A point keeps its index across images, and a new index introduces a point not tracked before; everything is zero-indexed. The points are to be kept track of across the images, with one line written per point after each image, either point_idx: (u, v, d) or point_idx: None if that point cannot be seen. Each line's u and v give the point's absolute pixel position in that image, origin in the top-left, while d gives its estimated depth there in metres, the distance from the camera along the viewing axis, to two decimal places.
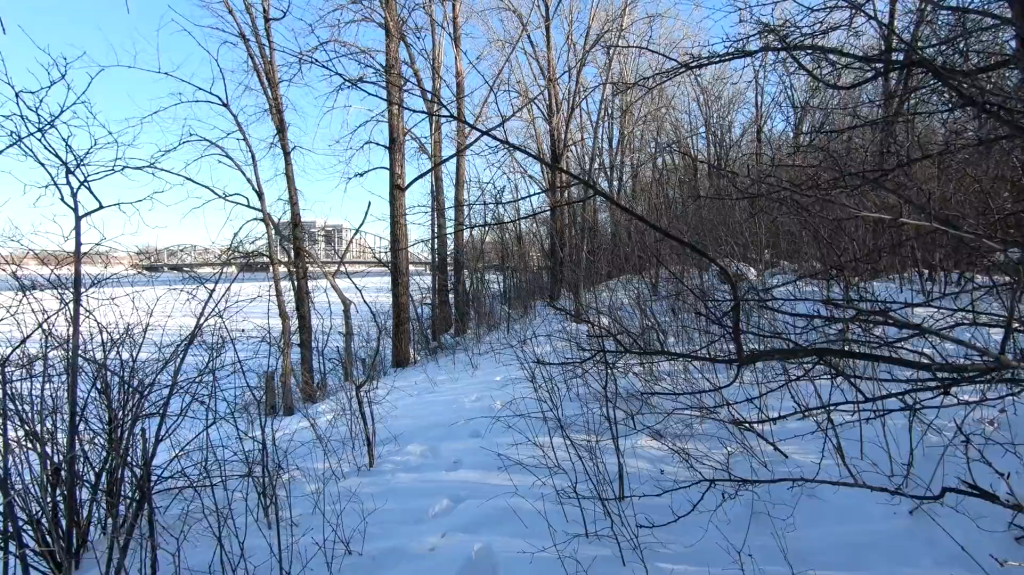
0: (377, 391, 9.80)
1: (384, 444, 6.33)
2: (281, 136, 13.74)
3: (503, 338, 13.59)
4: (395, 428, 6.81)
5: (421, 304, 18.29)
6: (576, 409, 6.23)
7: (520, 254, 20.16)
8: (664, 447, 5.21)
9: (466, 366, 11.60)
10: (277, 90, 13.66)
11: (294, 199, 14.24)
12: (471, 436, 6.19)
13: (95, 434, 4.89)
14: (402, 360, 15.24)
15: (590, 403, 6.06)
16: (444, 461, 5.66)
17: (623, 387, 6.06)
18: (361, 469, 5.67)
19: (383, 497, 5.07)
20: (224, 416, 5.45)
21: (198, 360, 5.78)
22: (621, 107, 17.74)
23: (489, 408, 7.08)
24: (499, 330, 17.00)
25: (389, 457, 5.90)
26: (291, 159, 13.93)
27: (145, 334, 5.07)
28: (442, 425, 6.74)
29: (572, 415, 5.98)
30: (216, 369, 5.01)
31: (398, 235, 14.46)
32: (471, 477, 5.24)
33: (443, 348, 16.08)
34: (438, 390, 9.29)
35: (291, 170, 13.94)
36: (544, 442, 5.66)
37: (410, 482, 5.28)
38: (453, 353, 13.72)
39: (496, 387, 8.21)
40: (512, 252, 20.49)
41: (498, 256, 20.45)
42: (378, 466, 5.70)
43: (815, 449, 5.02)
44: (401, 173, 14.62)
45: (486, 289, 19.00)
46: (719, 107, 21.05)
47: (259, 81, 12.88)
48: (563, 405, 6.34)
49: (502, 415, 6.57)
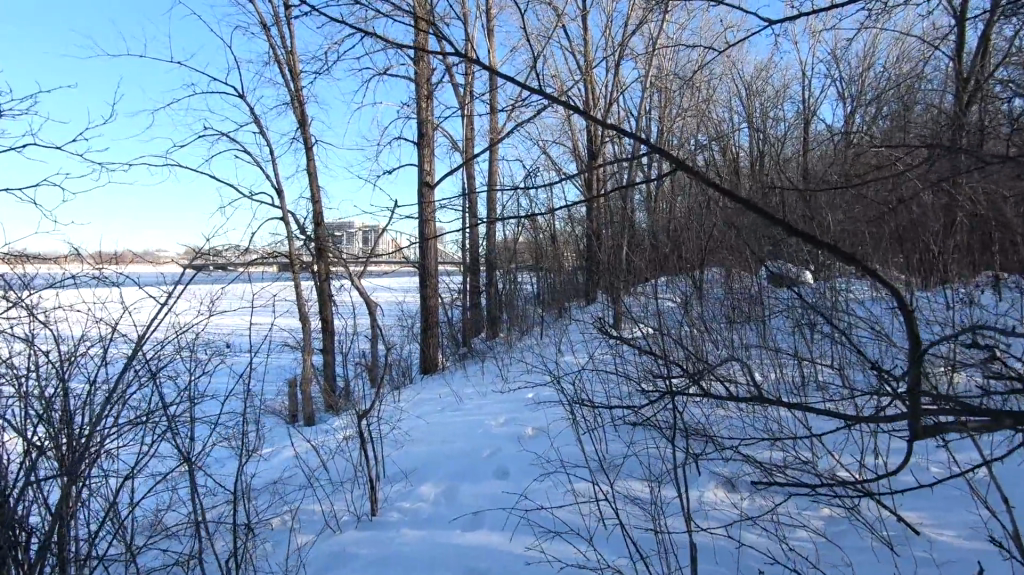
0: (397, 407, 8.90)
1: (394, 481, 5.42)
2: (303, 130, 13.05)
3: (536, 346, 12.50)
4: (409, 460, 5.89)
5: (451, 307, 17.36)
6: (621, 447, 5.16)
7: (556, 254, 18.99)
8: (758, 533, 4.10)
9: (496, 378, 10.61)
10: (299, 81, 12.98)
11: (316, 196, 13.52)
12: (496, 477, 5.24)
13: (44, 478, 4.15)
14: (430, 367, 14.33)
15: (639, 443, 4.98)
16: (461, 511, 4.73)
17: (681, 427, 4.95)
18: (362, 519, 4.76)
19: (385, 565, 4.14)
20: (199, 455, 4.62)
21: (177, 382, 4.96)
22: (662, 99, 16.47)
23: (521, 437, 6.09)
24: (533, 335, 15.90)
25: (395, 502, 5.00)
26: (312, 155, 13.22)
27: (87, 357, 4.19)
28: (463, 458, 5.76)
29: (617, 457, 4.92)
30: (169, 405, 4.15)
31: (426, 234, 13.59)
32: (491, 542, 4.26)
33: (473, 353, 15.07)
34: (464, 407, 8.31)
35: (314, 166, 13.26)
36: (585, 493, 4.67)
37: (414, 543, 4.36)
38: (481, 362, 12.71)
39: (527, 409, 7.22)
40: (547, 251, 19.35)
41: (531, 256, 19.35)
42: (381, 516, 4.79)
43: (976, 552, 3.80)
44: (430, 170, 13.73)
45: (519, 291, 17.92)
46: (769, 99, 19.45)
47: (281, 71, 12.25)
48: (605, 441, 5.30)
49: (534, 449, 5.61)
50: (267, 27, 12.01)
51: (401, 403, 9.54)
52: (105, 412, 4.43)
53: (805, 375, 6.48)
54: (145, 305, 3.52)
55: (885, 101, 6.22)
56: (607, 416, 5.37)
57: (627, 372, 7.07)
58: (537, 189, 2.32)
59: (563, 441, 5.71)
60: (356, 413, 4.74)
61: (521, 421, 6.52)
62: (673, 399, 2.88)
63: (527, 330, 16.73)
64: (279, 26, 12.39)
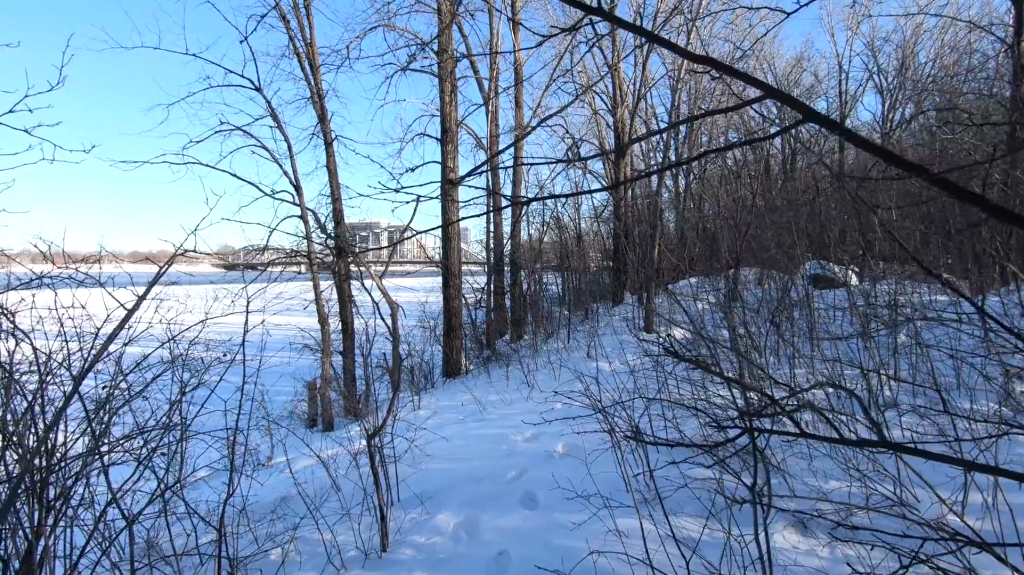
0: (417, 415, 8.41)
1: (409, 507, 4.95)
2: (324, 126, 12.66)
3: (563, 351, 11.88)
4: (427, 481, 5.41)
5: (475, 308, 16.74)
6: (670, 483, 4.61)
7: (582, 254, 18.26)
8: None
9: (521, 384, 9.97)
10: (319, 75, 12.57)
11: (336, 193, 13.12)
12: (523, 508, 4.76)
13: (18, 506, 3.79)
14: (453, 370, 13.72)
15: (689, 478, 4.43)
16: (482, 550, 4.25)
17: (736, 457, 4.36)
18: (370, 554, 4.31)
19: None
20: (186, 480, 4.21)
21: (171, 396, 4.54)
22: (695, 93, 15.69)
23: (551, 459, 5.57)
24: (559, 338, 15.15)
25: (408, 535, 4.52)
26: (332, 151, 12.83)
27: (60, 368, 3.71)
28: (485, 482, 5.25)
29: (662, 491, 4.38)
30: (152, 429, 3.76)
31: (449, 234, 13.15)
32: None
33: (498, 356, 14.51)
34: (488, 416, 7.79)
35: (334, 164, 12.88)
36: (628, 535, 4.14)
37: None
38: (506, 367, 12.14)
39: (557, 423, 6.64)
40: (574, 251, 18.63)
41: (557, 256, 18.66)
42: (392, 551, 4.33)
43: None
44: (453, 167, 13.14)
45: (545, 292, 17.26)
46: (807, 91, 18.45)
47: (299, 64, 11.81)
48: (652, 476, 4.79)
49: (567, 476, 5.10)
50: (287, 19, 11.65)
51: (422, 412, 9.02)
52: (86, 433, 4.05)
53: (873, 391, 5.77)
54: (126, 309, 3.18)
55: (962, 88, 5.47)
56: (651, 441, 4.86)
57: (669, 385, 6.46)
58: (570, 181, 1.85)
59: (601, 467, 5.18)
60: (365, 438, 4.27)
61: (552, 438, 5.99)
62: (740, 440, 2.40)
63: (554, 332, 15.98)
64: (299, 18, 12.01)
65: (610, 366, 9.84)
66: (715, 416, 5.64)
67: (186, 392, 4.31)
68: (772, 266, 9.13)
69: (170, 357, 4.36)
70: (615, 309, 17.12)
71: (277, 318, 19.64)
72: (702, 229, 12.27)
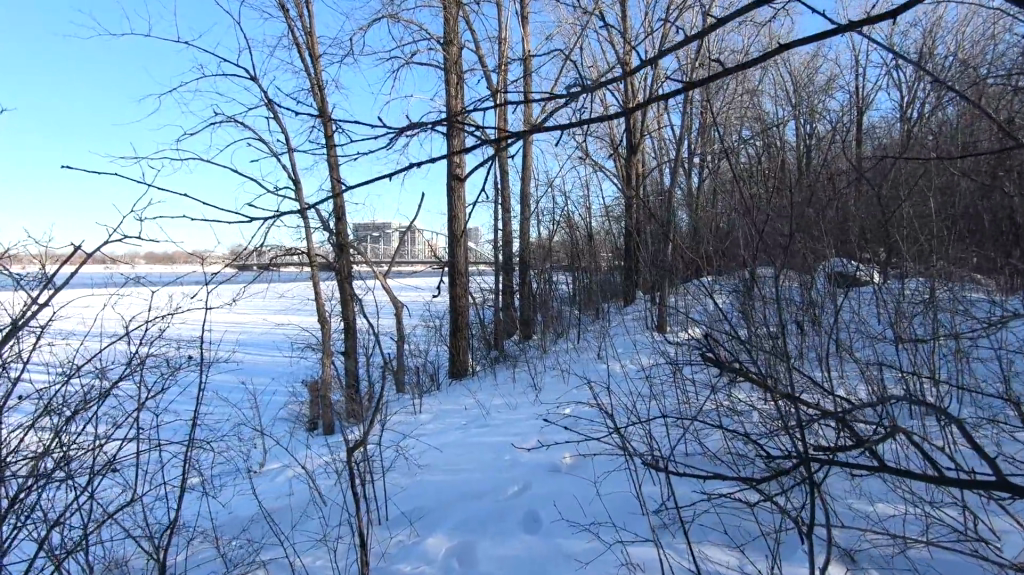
0: (417, 421, 8.01)
1: (399, 531, 4.64)
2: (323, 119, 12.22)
3: (572, 353, 11.38)
4: (420, 499, 5.08)
5: (482, 307, 16.25)
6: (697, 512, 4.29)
7: (593, 253, 17.72)
8: None
9: (529, 387, 9.51)
10: (320, 66, 12.13)
11: (338, 189, 12.71)
12: (524, 533, 4.42)
13: None
14: (459, 371, 13.24)
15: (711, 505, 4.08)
16: None
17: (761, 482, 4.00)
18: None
19: None
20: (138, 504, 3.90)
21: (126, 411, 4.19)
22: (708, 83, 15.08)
23: (556, 472, 5.20)
24: (569, 339, 14.60)
25: (394, 563, 4.23)
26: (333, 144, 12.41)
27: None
28: (483, 500, 4.90)
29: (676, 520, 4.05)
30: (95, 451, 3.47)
31: (455, 232, 12.74)
32: None
33: (506, 357, 14.00)
34: (491, 421, 7.37)
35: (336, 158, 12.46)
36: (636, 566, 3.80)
37: None
38: (513, 370, 11.66)
39: (563, 431, 6.23)
40: (585, 249, 18.08)
41: (567, 255, 18.09)
42: None
43: None
44: (460, 163, 12.62)
45: (554, 291, 16.72)
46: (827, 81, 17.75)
47: (299, 55, 11.34)
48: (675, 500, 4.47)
49: (574, 494, 4.72)
50: (285, 8, 11.22)
51: (423, 416, 8.59)
52: (30, 455, 3.73)
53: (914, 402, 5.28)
54: (41, 306, 3.04)
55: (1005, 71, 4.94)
56: (673, 461, 4.51)
57: (686, 392, 6.01)
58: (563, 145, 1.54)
59: (614, 484, 4.79)
60: (350, 464, 3.91)
61: (557, 448, 5.64)
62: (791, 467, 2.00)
63: (564, 333, 15.44)
64: (298, 6, 11.58)
65: (621, 369, 9.36)
66: (736, 426, 5.21)
67: (141, 409, 3.97)
68: (789, 266, 8.68)
69: (131, 368, 4.02)
70: (627, 309, 16.52)
71: (281, 316, 19.33)
72: (715, 227, 11.85)
